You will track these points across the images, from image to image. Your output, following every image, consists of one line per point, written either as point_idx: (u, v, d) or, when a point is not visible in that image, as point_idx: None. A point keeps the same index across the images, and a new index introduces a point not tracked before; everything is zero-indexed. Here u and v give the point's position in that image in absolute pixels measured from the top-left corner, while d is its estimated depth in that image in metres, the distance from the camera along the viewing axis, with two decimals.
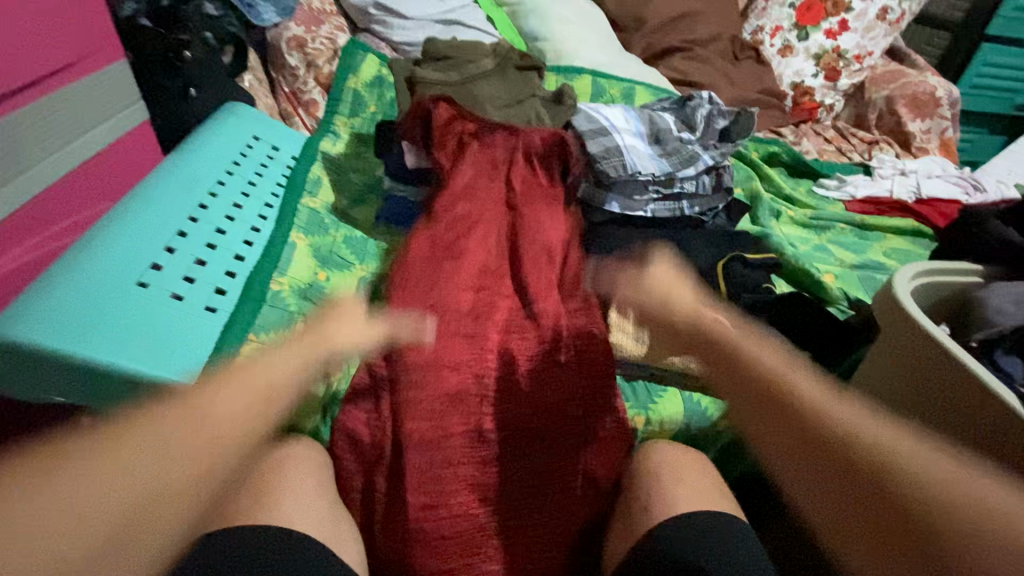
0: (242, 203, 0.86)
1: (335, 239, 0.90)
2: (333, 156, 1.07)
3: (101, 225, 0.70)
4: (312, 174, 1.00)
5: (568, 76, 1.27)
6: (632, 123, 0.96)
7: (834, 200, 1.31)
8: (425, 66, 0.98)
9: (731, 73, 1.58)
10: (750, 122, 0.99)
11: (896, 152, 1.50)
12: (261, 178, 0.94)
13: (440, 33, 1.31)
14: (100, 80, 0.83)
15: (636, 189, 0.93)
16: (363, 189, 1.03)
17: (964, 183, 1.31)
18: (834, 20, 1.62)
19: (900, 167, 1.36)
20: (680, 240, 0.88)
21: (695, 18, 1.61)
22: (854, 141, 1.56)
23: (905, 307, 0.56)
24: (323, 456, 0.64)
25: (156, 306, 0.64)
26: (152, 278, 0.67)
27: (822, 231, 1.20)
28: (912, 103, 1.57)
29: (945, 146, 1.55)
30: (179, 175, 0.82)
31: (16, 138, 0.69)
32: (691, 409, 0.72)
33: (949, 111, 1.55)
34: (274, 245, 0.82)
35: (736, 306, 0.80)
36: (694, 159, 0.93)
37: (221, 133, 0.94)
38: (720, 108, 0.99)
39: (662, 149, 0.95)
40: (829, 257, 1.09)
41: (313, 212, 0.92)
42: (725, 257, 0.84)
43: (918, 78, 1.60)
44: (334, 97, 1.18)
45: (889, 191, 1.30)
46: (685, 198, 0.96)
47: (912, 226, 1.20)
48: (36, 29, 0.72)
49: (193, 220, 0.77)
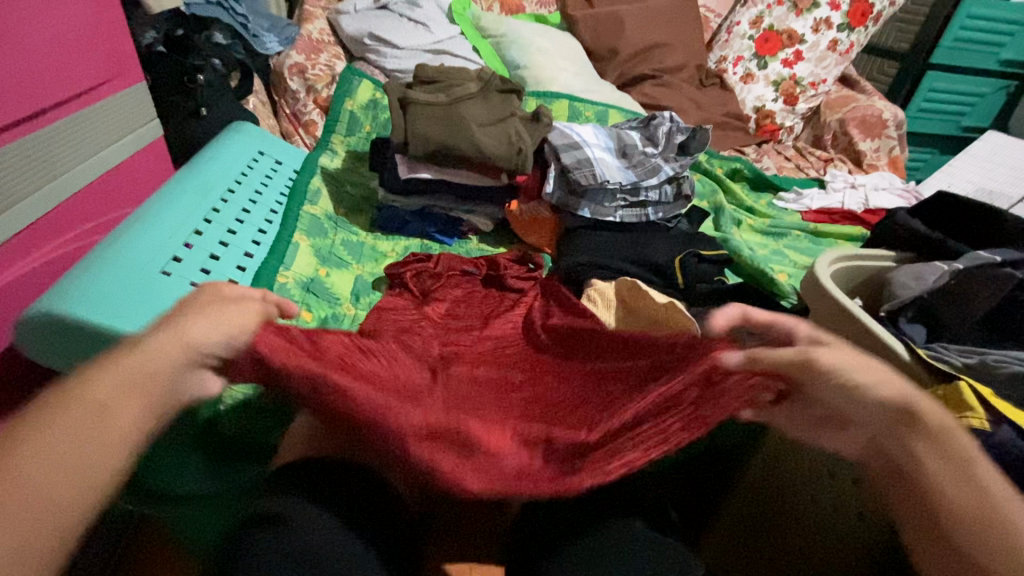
0: (250, 209, 0.96)
1: (334, 243, 0.99)
2: (333, 171, 1.18)
3: (129, 222, 0.78)
4: (312, 185, 1.10)
5: (547, 100, 1.39)
6: (602, 139, 1.08)
7: (791, 211, 1.44)
8: (416, 89, 1.09)
9: (698, 99, 1.72)
10: (706, 137, 1.11)
11: (849, 169, 1.63)
12: (266, 188, 1.04)
13: (430, 61, 1.44)
14: (121, 101, 0.93)
15: (605, 197, 1.04)
16: (358, 201, 1.13)
17: (907, 194, 1.44)
18: (789, 51, 1.78)
19: (850, 181, 1.49)
20: (645, 241, 0.99)
21: (664, 49, 1.76)
22: (812, 159, 1.69)
23: (826, 286, 0.65)
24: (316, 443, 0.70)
25: (176, 291, 0.73)
26: (174, 267, 0.75)
27: (780, 238, 1.31)
28: (863, 125, 1.71)
29: (893, 163, 1.70)
30: (194, 182, 0.90)
31: (52, 147, 0.78)
32: None
33: (896, 131, 1.70)
34: (279, 245, 0.92)
35: (690, 295, 0.90)
36: (658, 169, 1.05)
37: (228, 149, 1.03)
38: (679, 126, 1.11)
39: (628, 163, 1.06)
40: (785, 261, 1.21)
41: (314, 218, 1.02)
42: (683, 253, 0.95)
43: (867, 102, 1.75)
44: (331, 118, 1.29)
45: (840, 204, 1.43)
46: (650, 205, 1.07)
47: (858, 233, 1.32)
48: (69, 54, 0.82)
49: (208, 222, 0.86)
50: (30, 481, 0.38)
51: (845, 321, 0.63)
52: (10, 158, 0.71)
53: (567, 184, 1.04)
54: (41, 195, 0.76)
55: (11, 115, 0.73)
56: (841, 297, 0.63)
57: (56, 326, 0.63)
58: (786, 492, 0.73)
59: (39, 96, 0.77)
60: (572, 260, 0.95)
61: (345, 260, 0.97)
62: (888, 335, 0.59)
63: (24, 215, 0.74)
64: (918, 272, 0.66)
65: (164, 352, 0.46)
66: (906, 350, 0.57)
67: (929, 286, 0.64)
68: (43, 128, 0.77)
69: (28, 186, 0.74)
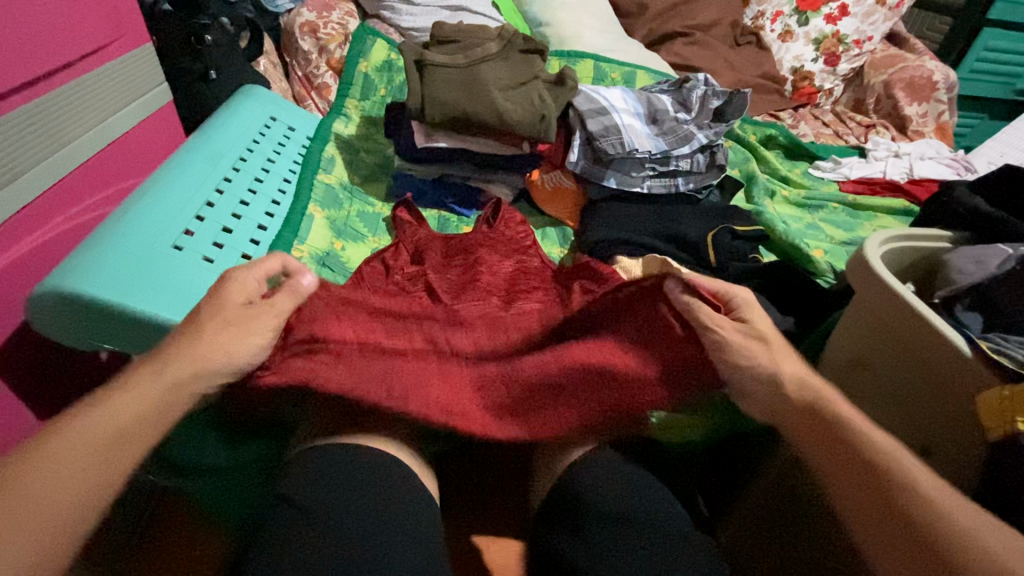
0: (262, 178, 0.93)
1: (349, 213, 0.97)
2: (345, 138, 1.14)
3: (139, 193, 0.76)
4: (326, 153, 1.07)
5: (571, 61, 1.32)
6: (631, 103, 1.02)
7: (828, 180, 1.36)
8: (433, 49, 1.03)
9: (732, 59, 1.62)
10: (744, 101, 1.03)
11: (891, 136, 1.53)
12: (279, 155, 1.01)
13: (447, 19, 1.36)
14: (126, 65, 0.88)
15: (632, 166, 0.98)
16: (373, 169, 1.09)
17: (956, 163, 1.35)
18: (834, 6, 1.65)
19: (893, 149, 1.40)
20: (675, 214, 0.94)
21: (696, 4, 1.65)
22: (851, 125, 1.59)
23: (872, 265, 0.61)
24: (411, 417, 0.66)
25: (189, 266, 0.71)
26: (186, 242, 0.73)
27: (816, 210, 1.24)
28: (910, 87, 1.60)
29: (941, 129, 1.58)
30: (205, 150, 0.88)
31: (56, 116, 0.75)
32: None
33: (945, 95, 1.58)
34: (294, 217, 0.89)
35: (723, 273, 0.86)
36: (691, 137, 0.98)
37: (239, 115, 0.99)
38: (715, 89, 1.04)
39: (658, 129, 1.00)
40: (820, 235, 1.14)
41: (328, 188, 0.98)
42: (716, 228, 0.90)
43: (916, 62, 1.62)
44: (345, 80, 1.24)
45: (882, 173, 1.35)
46: (680, 175, 1.01)
47: (900, 206, 1.24)
48: (70, 13, 0.77)
49: (220, 191, 0.84)
50: (83, 431, 0.45)
51: (891, 308, 0.59)
52: (14, 127, 0.68)
53: (593, 152, 0.98)
54: (47, 166, 0.73)
55: (12, 80, 0.68)
56: (891, 280, 0.59)
57: (63, 300, 0.62)
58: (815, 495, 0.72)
59: (40, 63, 0.72)
60: (598, 234, 0.90)
61: (361, 233, 0.94)
62: (944, 325, 0.55)
63: (31, 187, 0.71)
64: (978, 254, 0.61)
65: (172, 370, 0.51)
66: (967, 345, 0.53)
67: (991, 271, 0.59)
68: (48, 93, 0.74)
69: (33, 156, 0.71)
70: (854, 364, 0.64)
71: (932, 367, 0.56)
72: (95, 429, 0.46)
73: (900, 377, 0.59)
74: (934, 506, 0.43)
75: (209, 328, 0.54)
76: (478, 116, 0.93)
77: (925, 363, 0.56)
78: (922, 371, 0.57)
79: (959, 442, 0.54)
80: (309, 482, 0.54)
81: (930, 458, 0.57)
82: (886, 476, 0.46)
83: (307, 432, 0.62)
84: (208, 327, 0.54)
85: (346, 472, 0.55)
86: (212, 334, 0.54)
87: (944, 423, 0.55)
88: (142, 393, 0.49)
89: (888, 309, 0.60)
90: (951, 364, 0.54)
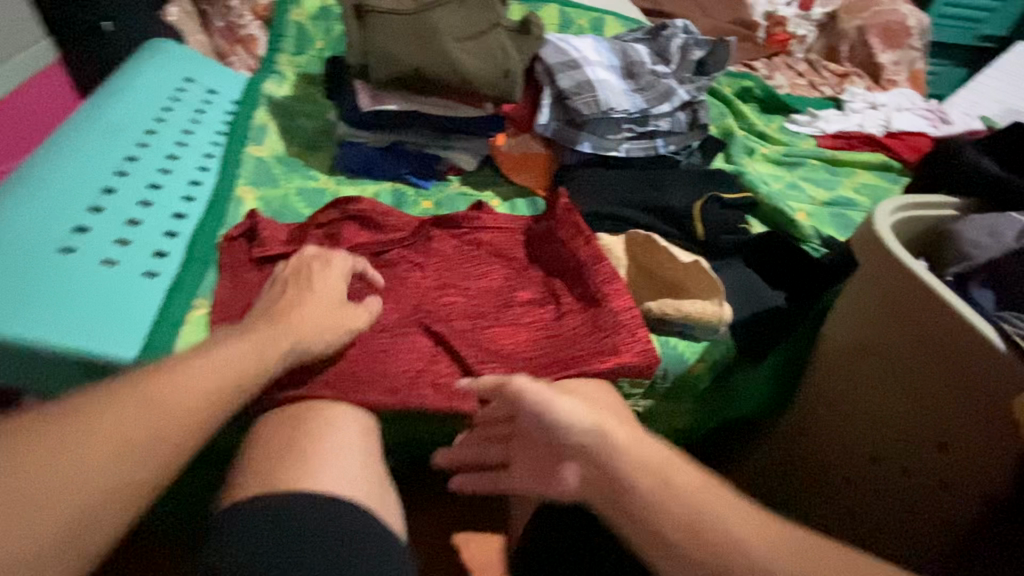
0: (179, 154, 0.78)
1: (287, 189, 0.83)
2: (279, 100, 0.98)
3: (17, 180, 0.65)
4: (257, 120, 0.92)
5: (532, 6, 1.17)
6: (605, 55, 0.91)
7: (805, 135, 1.29)
8: None
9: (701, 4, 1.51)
10: (728, 52, 0.94)
11: (865, 86, 1.47)
12: (197, 125, 0.86)
13: None
14: None
15: (608, 127, 0.88)
16: (314, 135, 0.94)
17: (931, 114, 1.30)
18: None
19: (870, 101, 1.34)
20: (658, 181, 0.84)
21: None
22: (825, 75, 1.52)
23: (882, 240, 0.54)
24: (370, 423, 0.57)
25: (81, 269, 0.59)
26: (78, 241, 0.61)
27: (794, 168, 1.18)
28: (884, 34, 1.53)
29: (913, 78, 1.53)
30: (102, 124, 0.76)
31: None
32: (668, 353, 0.70)
33: (919, 41, 1.53)
34: (218, 198, 0.76)
35: (711, 248, 0.78)
36: (670, 93, 0.89)
37: (143, 82, 0.86)
38: (696, 39, 0.94)
39: (635, 85, 0.90)
40: (801, 197, 1.09)
41: (258, 163, 0.85)
42: (702, 198, 0.82)
43: (890, 5, 1.55)
44: (276, 32, 1.08)
45: (859, 126, 1.29)
46: (660, 136, 0.91)
47: (878, 161, 1.20)
48: None
49: (121, 173, 0.70)
50: (176, 389, 0.44)
51: (903, 290, 0.52)
52: None
53: (564, 113, 0.88)
54: None
55: None
56: (904, 258, 0.52)
57: None
58: (805, 457, 0.68)
59: None
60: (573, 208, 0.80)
61: (300, 212, 0.81)
62: (970, 312, 0.48)
63: None
64: (992, 225, 0.54)
65: (261, 347, 0.51)
66: (1001, 341, 0.47)
67: (1009, 244, 0.52)
68: None
69: None
70: (857, 347, 0.58)
71: (953, 357, 0.49)
72: (185, 390, 0.45)
73: (912, 366, 0.53)
74: (693, 518, 0.41)
75: (307, 309, 0.57)
76: (432, 73, 0.81)
77: (945, 353, 0.50)
78: (935, 359, 0.51)
79: (993, 439, 0.48)
80: (236, 554, 0.42)
81: (950, 455, 0.52)
82: (624, 501, 0.43)
83: (237, 476, 0.50)
84: (322, 308, 0.58)
85: (282, 533, 0.43)
86: (308, 310, 0.56)
87: (971, 422, 0.49)
88: (230, 361, 0.48)
89: (895, 286, 0.53)
90: (979, 358, 0.47)
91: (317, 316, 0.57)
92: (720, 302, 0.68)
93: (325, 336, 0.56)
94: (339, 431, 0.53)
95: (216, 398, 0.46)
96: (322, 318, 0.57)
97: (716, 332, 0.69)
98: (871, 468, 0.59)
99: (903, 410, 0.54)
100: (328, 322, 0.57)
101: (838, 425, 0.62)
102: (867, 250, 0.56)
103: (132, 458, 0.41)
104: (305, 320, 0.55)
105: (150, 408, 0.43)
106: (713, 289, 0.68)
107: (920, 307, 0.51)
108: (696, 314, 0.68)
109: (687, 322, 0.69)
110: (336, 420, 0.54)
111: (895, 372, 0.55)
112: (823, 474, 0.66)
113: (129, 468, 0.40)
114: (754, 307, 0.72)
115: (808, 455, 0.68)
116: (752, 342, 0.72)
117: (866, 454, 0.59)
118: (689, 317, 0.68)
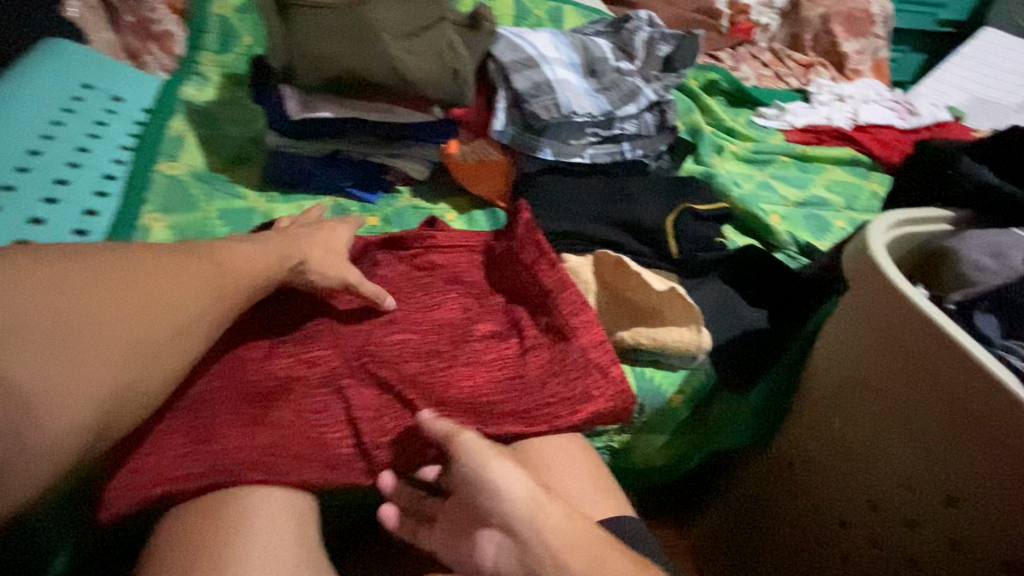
0: (70, 177, 0.68)
1: (206, 212, 0.73)
2: (201, 106, 0.86)
3: None
4: (173, 131, 0.82)
5: None
6: (565, 52, 0.83)
7: (773, 129, 1.24)
8: None
9: None
10: (695, 47, 0.88)
11: (831, 76, 1.44)
12: (97, 140, 0.74)
13: None
14: None
15: (571, 131, 0.80)
16: (242, 146, 0.83)
17: (899, 106, 1.27)
18: None
19: (837, 93, 1.30)
20: (629, 191, 0.76)
21: None
22: (790, 65, 1.48)
23: (881, 268, 0.48)
24: (304, 503, 0.48)
25: None
26: None
27: (765, 166, 1.13)
28: (847, 22, 1.50)
29: (877, 67, 1.51)
30: None
31: None
32: (644, 386, 0.64)
33: (881, 29, 1.50)
34: (120, 230, 0.67)
35: (685, 266, 0.72)
36: (636, 93, 0.81)
37: (23, 87, 0.72)
38: (662, 32, 0.87)
39: (597, 84, 0.83)
40: (773, 197, 1.04)
41: (173, 183, 0.75)
42: (675, 209, 0.75)
43: None
44: (196, 28, 0.96)
45: (827, 119, 1.25)
46: (626, 140, 0.84)
47: (849, 156, 1.16)
48: None
49: None
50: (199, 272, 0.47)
51: (908, 325, 0.46)
52: None
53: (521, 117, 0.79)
54: None
55: None
56: (905, 290, 0.46)
57: None
58: (788, 497, 0.63)
59: None
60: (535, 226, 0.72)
61: (222, 239, 0.71)
62: (986, 356, 0.43)
63: None
64: (993, 245, 0.50)
65: (272, 255, 0.54)
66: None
67: (1018, 268, 0.48)
68: None
69: None
70: (853, 383, 0.53)
71: (964, 405, 0.44)
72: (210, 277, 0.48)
73: (917, 412, 0.48)
74: None
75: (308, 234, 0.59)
76: (369, 75, 0.71)
77: (956, 402, 0.45)
78: (944, 406, 0.45)
79: (1008, 497, 0.43)
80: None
81: (959, 513, 0.46)
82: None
83: None
84: (334, 242, 0.60)
85: None
86: (310, 236, 0.59)
87: (983, 477, 0.44)
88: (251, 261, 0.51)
89: (899, 321, 0.47)
90: (993, 409, 0.42)
91: (324, 241, 0.60)
92: (698, 328, 0.62)
93: (324, 263, 0.58)
94: (264, 521, 0.44)
95: (195, 303, 0.46)
96: (321, 246, 0.59)
97: (694, 359, 0.63)
98: (868, 518, 0.54)
99: (906, 457, 0.49)
100: (333, 251, 0.59)
101: (831, 467, 0.57)
102: (864, 277, 0.50)
103: (156, 322, 0.44)
104: (310, 243, 0.58)
105: (177, 280, 0.46)
106: (691, 315, 0.62)
107: (927, 347, 0.45)
108: (673, 345, 0.62)
109: (662, 351, 0.63)
110: (261, 508, 0.45)
111: (898, 415, 0.49)
112: (808, 518, 0.61)
113: (153, 329, 0.43)
114: (735, 331, 0.66)
115: (793, 496, 0.62)
116: (736, 371, 0.65)
117: (862, 501, 0.54)
118: (665, 345, 0.62)
